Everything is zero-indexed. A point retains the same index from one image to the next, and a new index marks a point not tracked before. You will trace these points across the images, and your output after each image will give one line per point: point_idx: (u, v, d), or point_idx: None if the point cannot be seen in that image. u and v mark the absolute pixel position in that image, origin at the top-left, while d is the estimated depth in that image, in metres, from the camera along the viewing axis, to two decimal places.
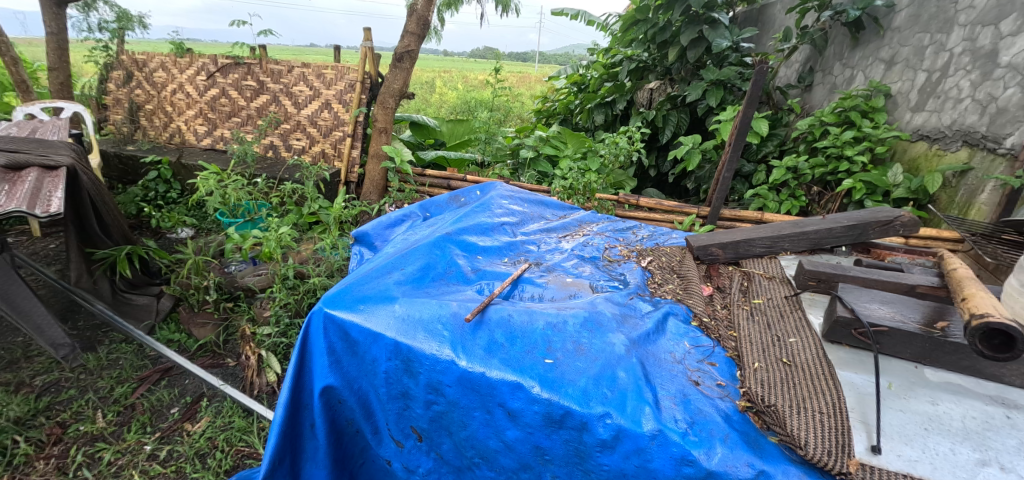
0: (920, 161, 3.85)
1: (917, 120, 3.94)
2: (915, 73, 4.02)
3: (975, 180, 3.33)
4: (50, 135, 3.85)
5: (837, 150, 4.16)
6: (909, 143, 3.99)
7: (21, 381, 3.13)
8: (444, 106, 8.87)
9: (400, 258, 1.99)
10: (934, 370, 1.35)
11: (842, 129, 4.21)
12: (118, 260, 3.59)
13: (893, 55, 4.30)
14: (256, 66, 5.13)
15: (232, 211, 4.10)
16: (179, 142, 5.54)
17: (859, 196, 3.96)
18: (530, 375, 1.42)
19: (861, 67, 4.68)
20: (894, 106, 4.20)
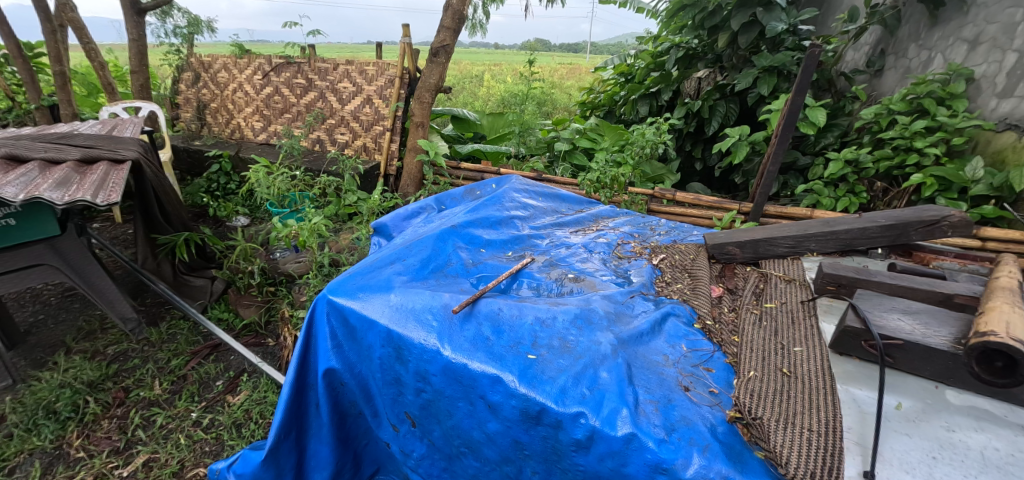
0: (1007, 154, 3.42)
1: (1005, 107, 3.48)
2: (1003, 53, 3.53)
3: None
4: (126, 132, 4.28)
5: (906, 141, 3.77)
6: (994, 133, 3.53)
7: (97, 350, 3.54)
8: (489, 100, 8.87)
9: (405, 249, 2.04)
10: (959, 392, 1.19)
11: (912, 119, 3.80)
12: (177, 245, 3.95)
13: (978, 34, 3.80)
14: (305, 65, 5.38)
15: (281, 201, 4.34)
16: (239, 137, 5.99)
17: (929, 192, 3.57)
18: (511, 368, 1.42)
19: (940, 48, 4.17)
20: (977, 91, 3.71)
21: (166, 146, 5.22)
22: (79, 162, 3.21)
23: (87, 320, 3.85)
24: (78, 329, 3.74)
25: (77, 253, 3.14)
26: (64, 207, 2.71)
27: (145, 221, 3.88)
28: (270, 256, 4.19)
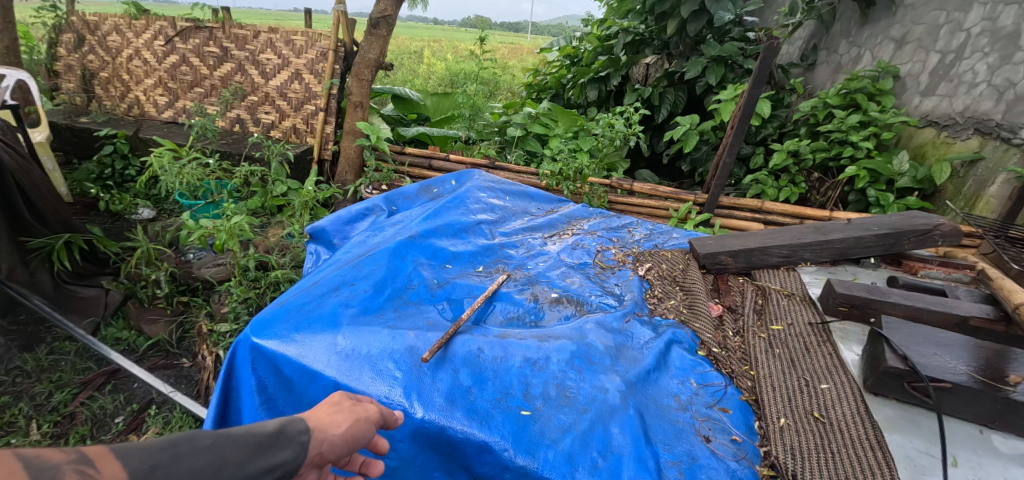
0: (927, 149, 3.54)
1: (926, 105, 3.61)
2: (927, 54, 3.69)
3: (986, 170, 3.10)
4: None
5: (840, 134, 3.80)
6: (915, 129, 3.65)
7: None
8: (431, 78, 8.23)
9: (353, 270, 1.66)
10: (1003, 436, 1.09)
11: (846, 113, 3.86)
12: (58, 249, 2.76)
13: (904, 34, 3.96)
14: (219, 31, 4.35)
15: (193, 192, 3.66)
16: (138, 114, 4.74)
17: (861, 184, 3.60)
18: (502, 433, 1.13)
19: (869, 46, 4.33)
20: (902, 89, 3.84)
21: (41, 122, 3.73)
22: None
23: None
24: None
25: None
26: None
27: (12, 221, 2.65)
28: (183, 259, 3.25)
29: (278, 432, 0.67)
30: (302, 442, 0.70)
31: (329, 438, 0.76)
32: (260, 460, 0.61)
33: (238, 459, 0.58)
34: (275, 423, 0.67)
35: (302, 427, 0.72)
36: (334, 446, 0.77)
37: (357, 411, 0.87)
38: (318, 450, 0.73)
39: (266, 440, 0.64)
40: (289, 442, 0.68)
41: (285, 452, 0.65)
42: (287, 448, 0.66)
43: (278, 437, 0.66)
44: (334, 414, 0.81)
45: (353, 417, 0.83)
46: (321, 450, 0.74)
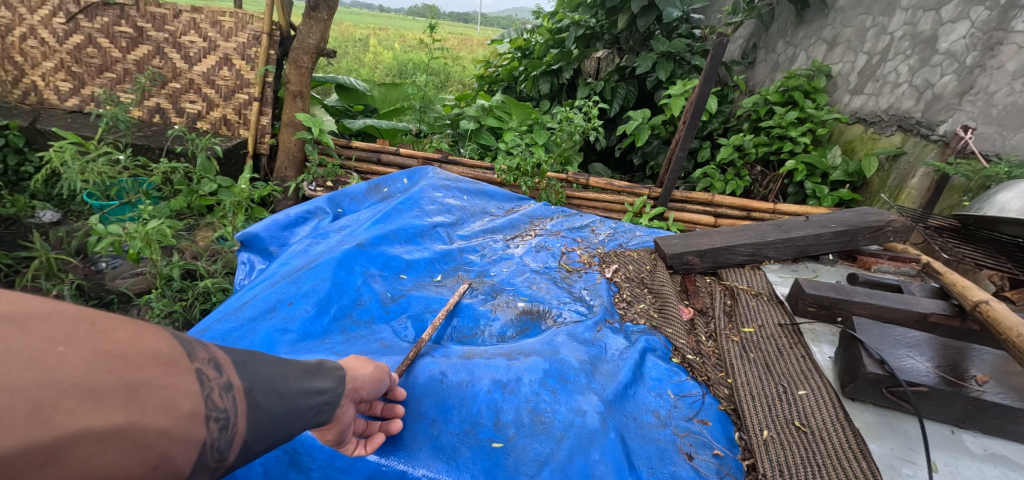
0: (856, 144, 3.71)
1: (855, 103, 3.80)
2: (856, 55, 3.88)
3: (907, 164, 3.26)
4: None
5: (781, 129, 3.94)
6: (846, 126, 3.84)
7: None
8: (379, 67, 7.80)
9: (293, 286, 1.45)
10: (972, 435, 1.09)
11: (786, 110, 4.01)
12: None
13: (835, 36, 4.17)
14: (131, 8, 3.79)
15: (106, 192, 3.19)
16: (35, 102, 3.99)
17: (800, 178, 3.77)
18: (471, 471, 1.00)
19: (804, 46, 4.53)
20: (834, 87, 4.05)
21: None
22: None
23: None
24: None
25: None
26: None
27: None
28: (91, 269, 2.78)
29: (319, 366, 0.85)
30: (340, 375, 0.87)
31: (361, 377, 0.92)
32: (311, 380, 0.79)
33: (295, 373, 0.76)
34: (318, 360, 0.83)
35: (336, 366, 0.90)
36: (365, 383, 0.92)
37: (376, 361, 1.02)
38: (352, 386, 0.89)
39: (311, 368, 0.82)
40: (329, 375, 0.84)
41: (326, 382, 0.82)
42: (329, 379, 0.83)
43: (321, 370, 0.84)
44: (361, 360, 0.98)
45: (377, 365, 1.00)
46: (356, 386, 0.90)
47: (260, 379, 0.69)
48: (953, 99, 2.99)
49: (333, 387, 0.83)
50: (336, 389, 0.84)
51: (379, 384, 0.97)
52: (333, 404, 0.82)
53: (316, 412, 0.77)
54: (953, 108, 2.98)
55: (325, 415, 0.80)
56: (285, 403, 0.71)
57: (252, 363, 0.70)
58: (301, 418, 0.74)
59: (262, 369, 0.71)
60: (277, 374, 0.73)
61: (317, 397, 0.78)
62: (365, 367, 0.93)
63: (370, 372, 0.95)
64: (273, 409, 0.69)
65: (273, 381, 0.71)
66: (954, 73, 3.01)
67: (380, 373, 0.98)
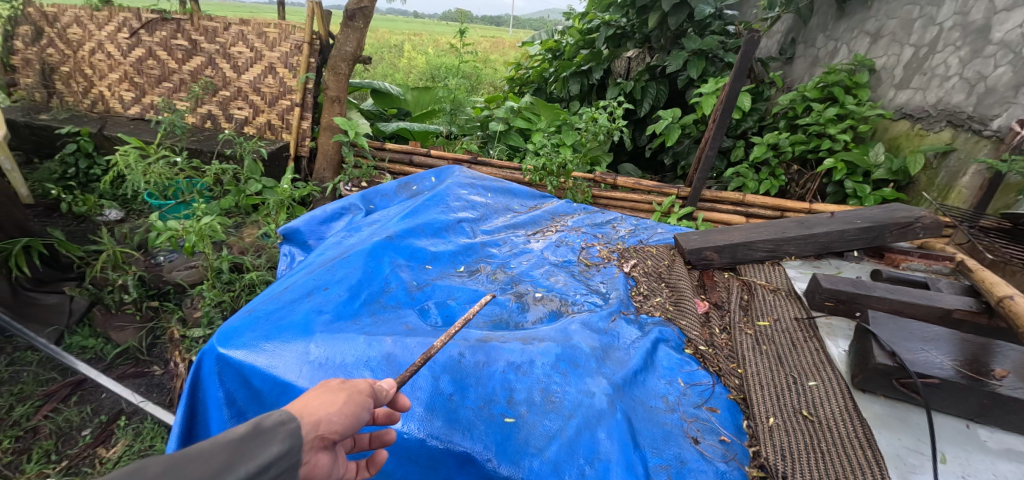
0: (901, 141, 3.54)
1: (901, 98, 3.61)
2: (902, 47, 3.67)
3: (957, 162, 3.12)
4: None
5: (819, 127, 3.78)
6: (890, 122, 3.65)
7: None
8: (413, 72, 8.03)
9: (328, 273, 1.59)
10: (990, 431, 1.08)
11: (824, 106, 3.84)
12: (15, 255, 2.47)
13: (879, 28, 3.93)
14: (186, 23, 4.13)
15: (163, 192, 3.44)
16: (103, 110, 4.41)
17: (838, 177, 3.64)
18: (485, 443, 1.08)
19: (845, 40, 4.31)
20: (877, 82, 3.85)
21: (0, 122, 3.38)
22: None
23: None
24: None
25: None
26: None
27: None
28: (151, 261, 2.97)
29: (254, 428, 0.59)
30: (288, 433, 0.62)
31: (328, 422, 0.70)
32: (242, 465, 0.53)
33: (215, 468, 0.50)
34: (248, 424, 0.57)
35: (281, 418, 0.64)
36: (336, 422, 0.71)
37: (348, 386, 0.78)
38: (319, 434, 0.67)
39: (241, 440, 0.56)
40: (271, 437, 0.60)
41: (272, 448, 0.58)
42: (274, 443, 0.59)
43: (256, 436, 0.58)
44: (320, 397, 0.73)
45: (349, 392, 0.76)
46: (322, 433, 0.68)
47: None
48: (1007, 92, 2.85)
49: (286, 452, 0.59)
50: (288, 456, 0.60)
51: (361, 413, 0.75)
52: (291, 471, 0.60)
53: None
54: (1006, 102, 2.84)
55: None
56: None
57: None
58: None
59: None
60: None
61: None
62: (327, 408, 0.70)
63: (339, 411, 0.72)
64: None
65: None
66: (1009, 64, 2.86)
67: (358, 402, 0.76)
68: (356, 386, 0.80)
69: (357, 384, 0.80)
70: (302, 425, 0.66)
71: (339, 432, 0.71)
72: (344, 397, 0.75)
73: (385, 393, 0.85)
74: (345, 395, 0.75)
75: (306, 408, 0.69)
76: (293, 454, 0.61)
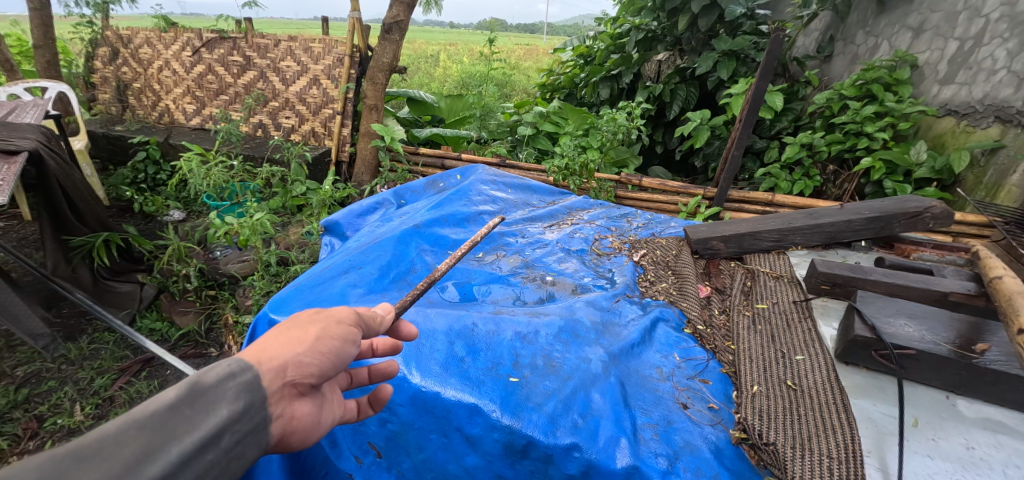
0: (946, 139, 3.33)
1: (945, 94, 3.39)
2: (945, 42, 3.44)
3: (1006, 158, 2.92)
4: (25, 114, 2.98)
5: (856, 125, 3.53)
6: (934, 119, 3.43)
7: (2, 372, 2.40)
8: (448, 81, 8.33)
9: (362, 255, 1.80)
10: (970, 401, 1.17)
11: (862, 104, 3.59)
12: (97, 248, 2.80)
13: (922, 22, 3.69)
14: (241, 41, 4.56)
15: (219, 194, 3.79)
16: (168, 122, 4.92)
17: (876, 176, 3.40)
18: (491, 396, 1.21)
19: (886, 36, 4.01)
20: (920, 78, 3.60)
21: (82, 132, 3.88)
22: None
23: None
24: None
25: None
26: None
27: (54, 221, 2.70)
28: (209, 255, 3.29)
29: (191, 394, 0.62)
30: (237, 392, 0.67)
31: (300, 365, 0.77)
32: (183, 440, 0.57)
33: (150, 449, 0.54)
34: (183, 392, 0.61)
35: (223, 374, 0.67)
36: (309, 364, 0.78)
37: (324, 319, 0.85)
38: (289, 378, 0.75)
39: (178, 410, 0.59)
40: (219, 399, 0.64)
41: (220, 411, 0.63)
42: (221, 405, 0.64)
43: (193, 402, 0.61)
44: (286, 340, 0.79)
45: (323, 327, 0.83)
46: (293, 377, 0.76)
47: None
48: None
49: (237, 411, 0.65)
50: (239, 416, 0.66)
51: (343, 344, 0.84)
52: (249, 425, 0.67)
53: (227, 463, 0.62)
54: None
55: (244, 449, 0.66)
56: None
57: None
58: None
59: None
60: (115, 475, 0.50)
61: (209, 456, 0.59)
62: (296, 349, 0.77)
63: (309, 351, 0.79)
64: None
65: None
66: None
67: (334, 334, 0.83)
68: (334, 317, 0.87)
69: (335, 314, 0.87)
70: (263, 373, 0.72)
71: (317, 372, 0.79)
72: (315, 336, 0.81)
73: (377, 321, 0.96)
74: (319, 331, 0.82)
75: (275, 355, 0.76)
76: (244, 410, 0.67)
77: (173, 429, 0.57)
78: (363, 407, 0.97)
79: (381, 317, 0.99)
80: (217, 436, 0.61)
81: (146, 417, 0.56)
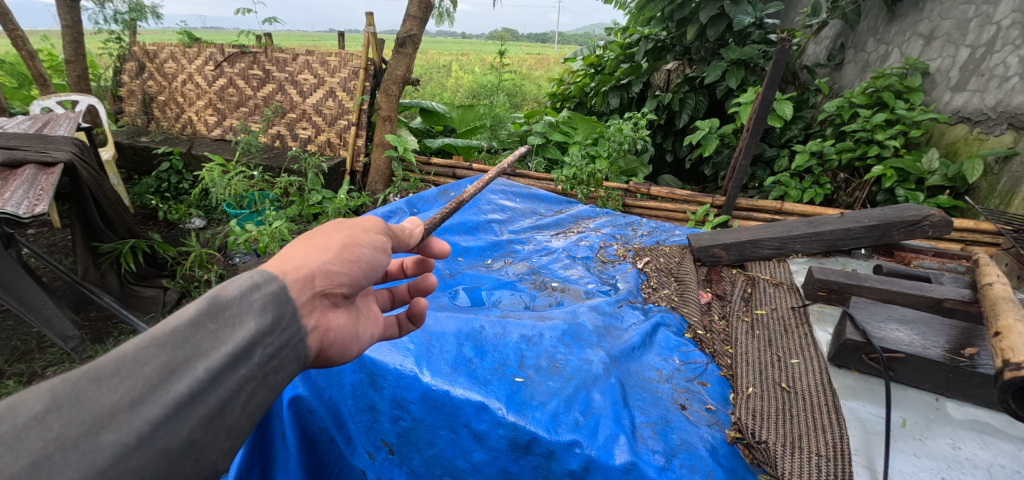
0: (959, 146, 3.30)
1: (957, 101, 3.36)
2: (956, 48, 3.43)
3: (1021, 166, 2.89)
4: (59, 127, 3.12)
5: (866, 133, 3.54)
6: (947, 126, 3.41)
7: (34, 373, 2.42)
8: (459, 91, 8.46)
9: None
10: (958, 404, 1.26)
11: (872, 112, 3.58)
12: (125, 254, 2.86)
13: (932, 30, 3.68)
14: (261, 55, 4.75)
15: (239, 202, 3.92)
16: (191, 133, 5.12)
17: (888, 184, 3.37)
18: (497, 394, 1.27)
19: (897, 43, 4.01)
20: (931, 85, 3.58)
21: (109, 144, 4.06)
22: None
23: (25, 337, 2.63)
24: (10, 351, 2.54)
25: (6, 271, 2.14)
26: (31, 222, 2.04)
27: (85, 226, 2.76)
28: (229, 262, 3.42)
29: (212, 309, 0.60)
30: (262, 304, 0.66)
31: (328, 273, 0.78)
32: (210, 356, 0.56)
33: (176, 365, 0.53)
34: (199, 307, 0.58)
35: (245, 288, 0.65)
36: (339, 274, 0.80)
37: (350, 227, 0.87)
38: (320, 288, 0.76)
39: (201, 326, 0.57)
40: (246, 312, 0.63)
41: (247, 324, 0.62)
42: (248, 318, 0.62)
43: (216, 318, 0.59)
44: (310, 250, 0.79)
45: (348, 235, 0.85)
46: (321, 287, 0.77)
47: (117, 442, 0.47)
48: None
49: (266, 326, 0.64)
50: (267, 329, 0.64)
51: (361, 251, 0.85)
52: (279, 336, 0.66)
53: (263, 376, 0.62)
54: None
55: (281, 366, 0.66)
56: (192, 421, 0.53)
57: (82, 425, 0.45)
58: (238, 405, 0.58)
59: (100, 415, 0.47)
60: (143, 393, 0.50)
61: (240, 371, 0.58)
62: (321, 256, 0.78)
63: (335, 259, 0.80)
64: (183, 432, 0.52)
65: (143, 416, 0.49)
66: None
67: (355, 240, 0.85)
68: (359, 226, 0.88)
69: (360, 224, 0.88)
70: (287, 285, 0.71)
71: (347, 280, 0.82)
72: (340, 244, 0.83)
73: (406, 233, 1.00)
74: (345, 240, 0.84)
75: (300, 266, 0.75)
76: (272, 323, 0.66)
77: (198, 344, 0.56)
78: (403, 322, 1.05)
79: (410, 230, 1.02)
80: (245, 350, 0.59)
81: (167, 334, 0.54)
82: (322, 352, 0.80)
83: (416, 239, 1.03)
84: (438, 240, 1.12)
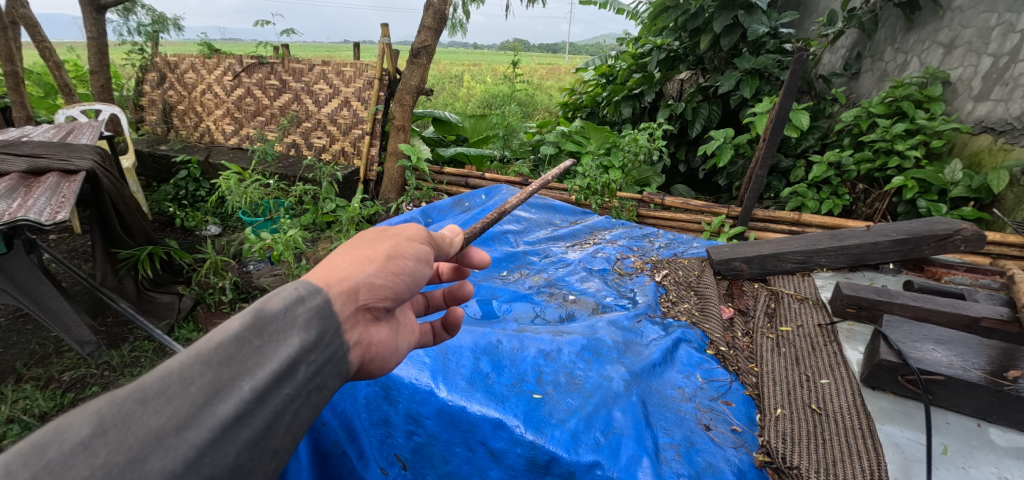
0: (983, 157, 3.21)
1: (980, 110, 3.27)
2: (978, 57, 3.35)
3: None
4: (82, 135, 3.18)
5: (885, 143, 3.45)
6: (970, 136, 3.32)
7: (51, 377, 2.42)
8: (472, 100, 8.49)
9: None
10: (1002, 431, 1.20)
11: (891, 121, 3.51)
12: (142, 260, 2.89)
13: (953, 38, 3.60)
14: (278, 66, 4.83)
15: (254, 210, 3.95)
16: (208, 141, 5.21)
17: (910, 195, 3.28)
18: (515, 411, 1.24)
19: (916, 52, 3.93)
20: (953, 95, 3.50)
21: (130, 152, 4.12)
22: (25, 176, 2.40)
23: (44, 342, 2.67)
24: (30, 354, 2.57)
25: (28, 276, 2.17)
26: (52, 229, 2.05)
27: (105, 232, 2.81)
28: (244, 269, 3.45)
29: (257, 324, 0.57)
30: (307, 319, 0.63)
31: (372, 286, 0.76)
32: (255, 375, 0.53)
33: (222, 385, 0.51)
34: (243, 322, 0.56)
35: (290, 301, 0.62)
36: (382, 288, 0.78)
37: (395, 236, 0.85)
38: (360, 304, 0.74)
39: (247, 342, 0.55)
40: (291, 326, 0.60)
41: (291, 340, 0.59)
42: (292, 334, 0.60)
43: (261, 333, 0.57)
44: (355, 261, 0.77)
45: (392, 246, 0.83)
46: (366, 301, 0.75)
47: (162, 469, 0.44)
48: None
49: (311, 343, 0.61)
50: (312, 345, 0.62)
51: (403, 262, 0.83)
52: (325, 355, 0.63)
53: (306, 394, 0.59)
54: None
55: (322, 389, 0.63)
56: (237, 445, 0.50)
57: (128, 451, 0.43)
58: (282, 426, 0.56)
59: (146, 440, 0.44)
60: (188, 416, 0.47)
61: (285, 390, 0.56)
62: (364, 268, 0.76)
63: (379, 272, 0.78)
64: (228, 457, 0.50)
65: (189, 441, 0.46)
66: None
67: (399, 252, 0.83)
68: (402, 236, 0.87)
69: (403, 233, 0.87)
70: (331, 298, 0.68)
71: (390, 294, 0.80)
72: (384, 255, 0.81)
73: (447, 242, 0.99)
74: (389, 251, 0.82)
75: (344, 279, 0.73)
76: (317, 339, 0.63)
77: (243, 362, 0.53)
78: (437, 331, 1.03)
79: (450, 239, 1.01)
80: (289, 369, 0.56)
81: (213, 351, 0.52)
82: (363, 367, 0.77)
83: (456, 249, 1.02)
84: (476, 251, 1.11)
